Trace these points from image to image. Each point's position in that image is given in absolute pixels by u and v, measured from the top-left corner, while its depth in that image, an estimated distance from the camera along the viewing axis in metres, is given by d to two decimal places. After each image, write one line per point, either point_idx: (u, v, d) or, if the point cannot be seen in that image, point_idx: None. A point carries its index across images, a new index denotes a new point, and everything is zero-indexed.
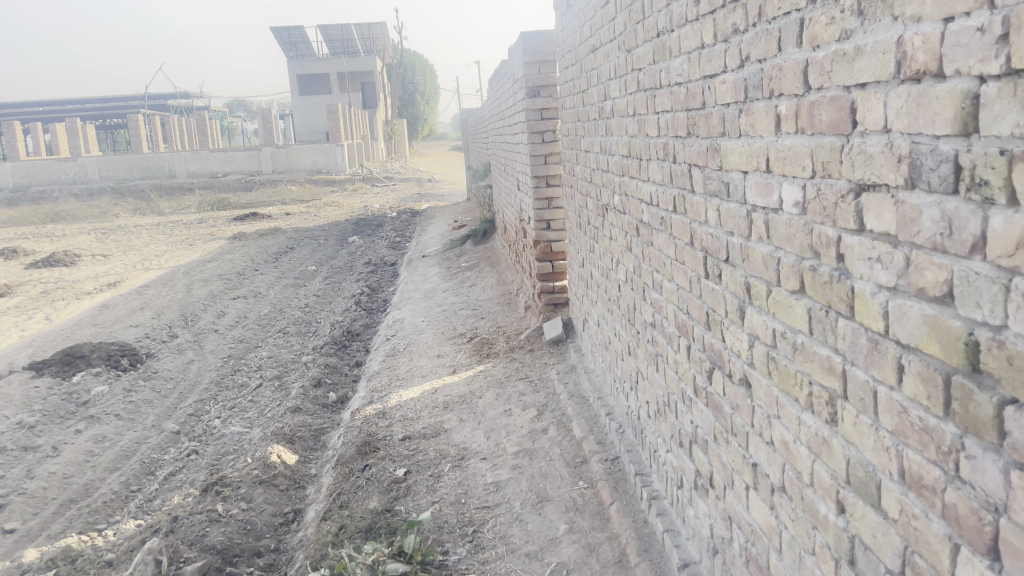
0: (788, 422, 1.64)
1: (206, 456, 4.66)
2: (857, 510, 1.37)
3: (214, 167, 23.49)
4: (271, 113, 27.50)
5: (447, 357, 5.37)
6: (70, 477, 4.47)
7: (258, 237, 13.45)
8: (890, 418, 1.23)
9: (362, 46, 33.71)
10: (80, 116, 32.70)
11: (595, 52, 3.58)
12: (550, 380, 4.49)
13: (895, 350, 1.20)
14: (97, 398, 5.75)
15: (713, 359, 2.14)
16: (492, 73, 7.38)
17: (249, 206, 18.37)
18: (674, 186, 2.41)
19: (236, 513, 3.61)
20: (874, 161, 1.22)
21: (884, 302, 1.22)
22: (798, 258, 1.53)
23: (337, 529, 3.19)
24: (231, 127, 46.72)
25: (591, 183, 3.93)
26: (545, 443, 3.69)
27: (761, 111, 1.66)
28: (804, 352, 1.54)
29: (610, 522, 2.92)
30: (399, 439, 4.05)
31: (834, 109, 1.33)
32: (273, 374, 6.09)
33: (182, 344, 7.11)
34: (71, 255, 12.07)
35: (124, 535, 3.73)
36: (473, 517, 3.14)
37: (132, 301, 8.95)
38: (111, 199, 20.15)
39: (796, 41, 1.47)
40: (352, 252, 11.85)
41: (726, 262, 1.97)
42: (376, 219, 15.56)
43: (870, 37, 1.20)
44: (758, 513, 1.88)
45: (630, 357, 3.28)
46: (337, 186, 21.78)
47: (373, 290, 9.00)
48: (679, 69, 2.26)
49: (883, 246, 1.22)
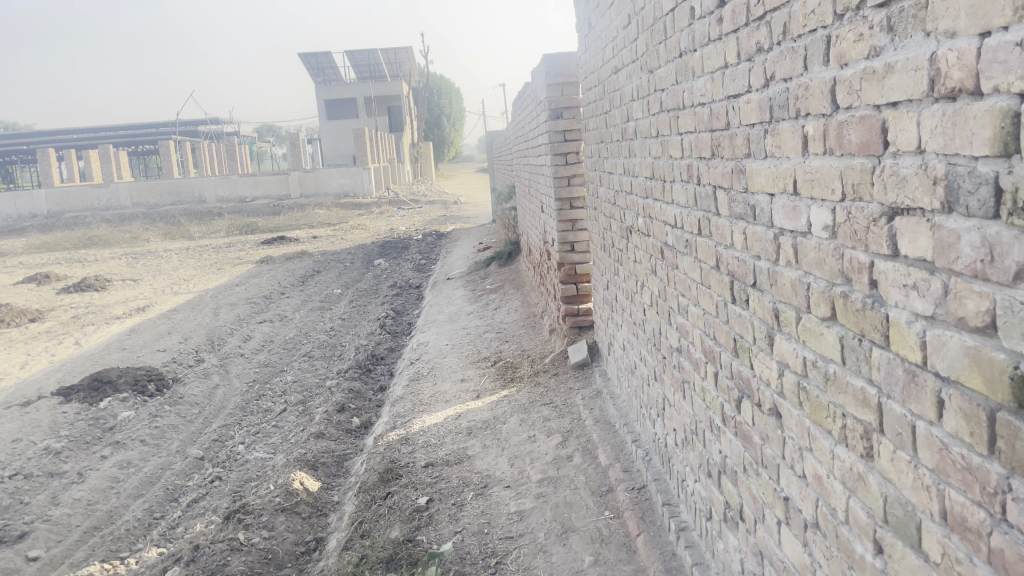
0: (821, 455, 1.57)
1: (230, 482, 4.64)
2: (895, 552, 1.29)
3: (242, 192, 23.75)
4: (298, 138, 27.80)
5: (471, 381, 5.31)
6: (95, 503, 4.47)
7: (285, 260, 13.54)
8: (929, 455, 1.16)
9: (387, 71, 34.01)
10: (113, 142, 33.37)
11: (617, 73, 3.55)
12: (575, 405, 4.41)
13: (934, 382, 1.13)
14: (123, 424, 5.77)
15: (742, 387, 2.06)
16: (517, 96, 7.36)
17: (276, 229, 18.54)
18: (698, 208, 2.35)
19: (258, 542, 3.58)
20: (907, 184, 1.16)
21: (920, 331, 1.16)
22: (829, 283, 1.47)
23: (358, 559, 3.15)
24: (258, 151, 47.44)
25: (615, 204, 3.88)
26: (570, 471, 3.62)
27: (787, 132, 1.60)
28: (837, 383, 1.47)
29: (637, 554, 2.83)
30: (422, 465, 3.99)
31: (863, 129, 1.28)
32: (298, 398, 6.08)
33: (208, 369, 7.13)
34: (102, 280, 12.23)
35: (147, 564, 3.71)
36: (496, 547, 3.07)
37: (159, 325, 9.02)
38: (141, 223, 20.44)
39: (822, 60, 1.41)
40: (378, 275, 11.87)
41: (754, 287, 1.91)
42: (401, 241, 15.62)
43: (901, 54, 1.15)
44: (791, 549, 1.79)
45: (656, 383, 3.21)
46: (363, 209, 21.90)
47: (398, 313, 8.99)
48: (702, 89, 2.21)
49: (918, 272, 1.15)
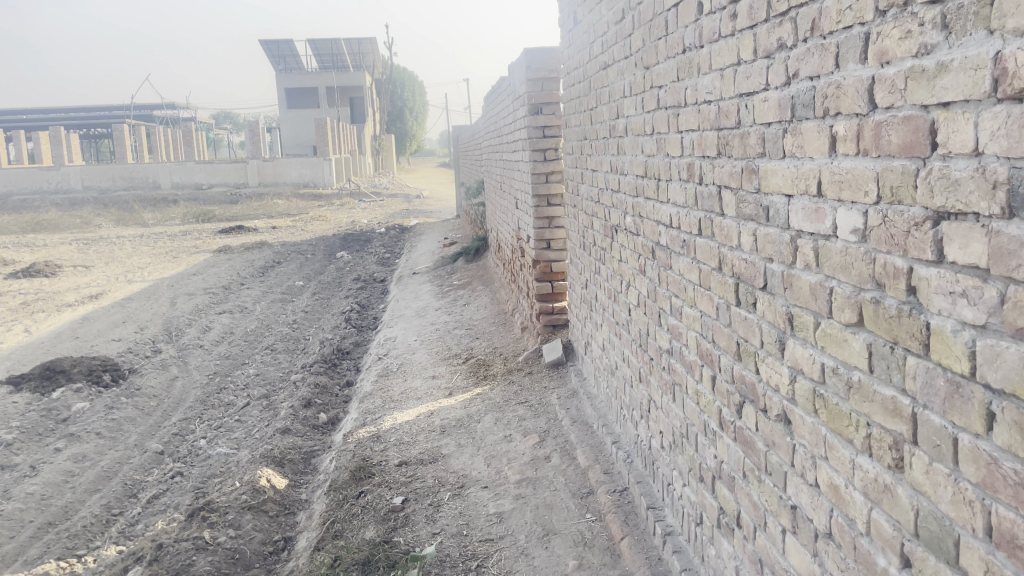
0: (839, 465, 1.53)
1: (192, 477, 4.49)
2: (927, 567, 1.26)
3: (199, 179, 23.21)
4: (258, 126, 27.29)
5: (443, 378, 5.24)
6: (49, 498, 4.28)
7: (243, 250, 13.26)
8: (974, 469, 1.12)
9: (350, 61, 33.55)
10: (64, 124, 32.43)
11: (607, 69, 3.49)
12: (550, 405, 4.36)
13: (983, 395, 1.09)
14: (77, 416, 5.55)
15: (745, 392, 2.02)
16: (492, 90, 7.28)
17: (234, 219, 18.17)
18: (699, 208, 2.31)
19: (224, 541, 3.44)
20: (960, 187, 1.12)
21: (969, 341, 1.12)
22: (856, 288, 1.42)
23: (332, 561, 3.05)
24: (215, 138, 46.61)
25: (598, 203, 3.83)
26: (549, 471, 3.56)
27: (812, 131, 1.56)
28: (861, 392, 1.43)
29: (622, 558, 2.79)
30: (395, 463, 3.90)
31: (907, 130, 1.23)
32: (261, 393, 5.92)
33: (166, 360, 6.92)
34: (52, 266, 11.84)
35: (105, 562, 3.55)
36: (476, 550, 3.00)
37: (114, 314, 8.74)
38: (92, 209, 19.85)
39: (859, 58, 1.37)
40: (341, 268, 11.69)
41: (763, 290, 1.86)
42: (364, 234, 15.43)
43: (956, 53, 1.11)
44: (798, 559, 1.76)
45: (640, 384, 3.16)
46: (324, 201, 21.58)
47: (363, 306, 8.85)
48: (709, 86, 2.16)
49: (968, 279, 1.12)
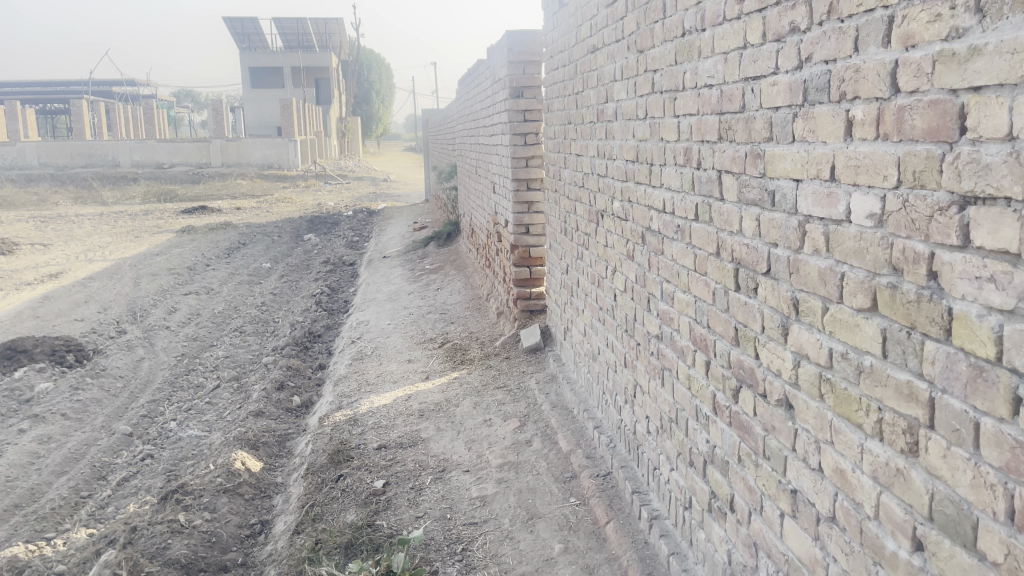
0: (845, 449, 1.54)
1: (163, 460, 4.41)
2: (941, 550, 1.27)
3: (160, 158, 22.72)
4: (221, 105, 26.69)
5: (419, 362, 5.19)
6: (14, 480, 4.16)
7: (208, 231, 13.04)
8: (997, 453, 1.13)
9: (317, 42, 33.03)
10: (20, 97, 31.60)
11: (595, 53, 3.46)
12: (529, 390, 4.35)
13: (1010, 378, 1.10)
14: (41, 396, 5.41)
15: (743, 378, 2.02)
16: (469, 73, 7.19)
17: (197, 199, 17.84)
18: (695, 193, 2.30)
19: (200, 524, 3.37)
20: (992, 171, 1.12)
21: (995, 325, 1.13)
22: (870, 273, 1.43)
23: (314, 544, 3.00)
24: (175, 116, 45.78)
25: (583, 188, 3.81)
26: (530, 456, 3.55)
27: (826, 115, 1.55)
28: (873, 376, 1.43)
29: (608, 542, 2.79)
30: (374, 447, 3.86)
31: (934, 114, 1.23)
32: (231, 375, 5.82)
33: (131, 341, 6.77)
34: (9, 243, 11.51)
35: (76, 545, 3.46)
36: (461, 533, 2.98)
37: (75, 294, 8.53)
38: (48, 186, 19.33)
39: (881, 42, 1.36)
40: (309, 250, 11.54)
41: (766, 275, 1.86)
42: (331, 216, 15.25)
43: (992, 36, 1.11)
44: (797, 544, 1.77)
45: (626, 369, 3.16)
46: (289, 182, 21.26)
47: (333, 290, 8.75)
48: (710, 70, 2.15)
49: (996, 264, 1.12)
